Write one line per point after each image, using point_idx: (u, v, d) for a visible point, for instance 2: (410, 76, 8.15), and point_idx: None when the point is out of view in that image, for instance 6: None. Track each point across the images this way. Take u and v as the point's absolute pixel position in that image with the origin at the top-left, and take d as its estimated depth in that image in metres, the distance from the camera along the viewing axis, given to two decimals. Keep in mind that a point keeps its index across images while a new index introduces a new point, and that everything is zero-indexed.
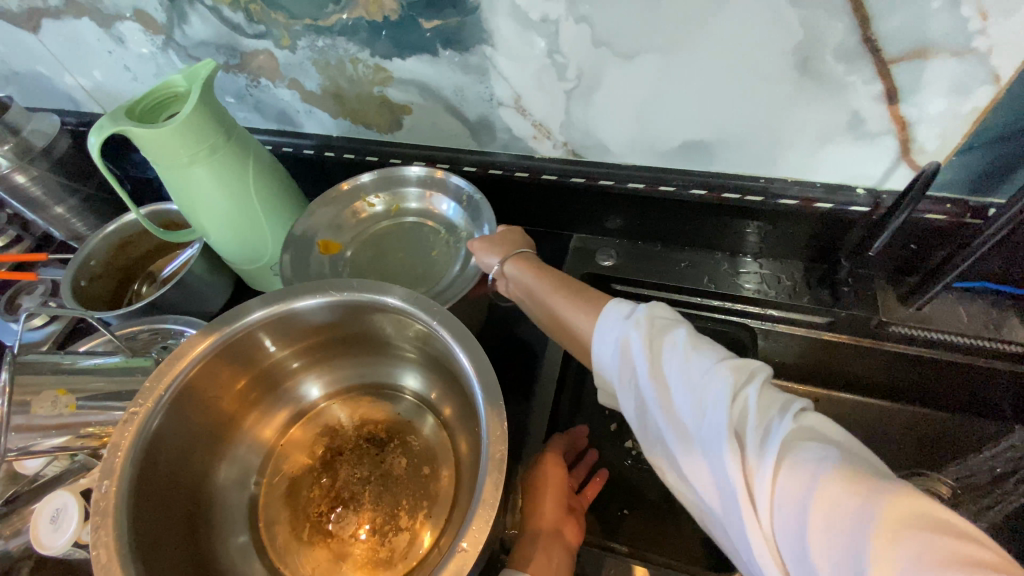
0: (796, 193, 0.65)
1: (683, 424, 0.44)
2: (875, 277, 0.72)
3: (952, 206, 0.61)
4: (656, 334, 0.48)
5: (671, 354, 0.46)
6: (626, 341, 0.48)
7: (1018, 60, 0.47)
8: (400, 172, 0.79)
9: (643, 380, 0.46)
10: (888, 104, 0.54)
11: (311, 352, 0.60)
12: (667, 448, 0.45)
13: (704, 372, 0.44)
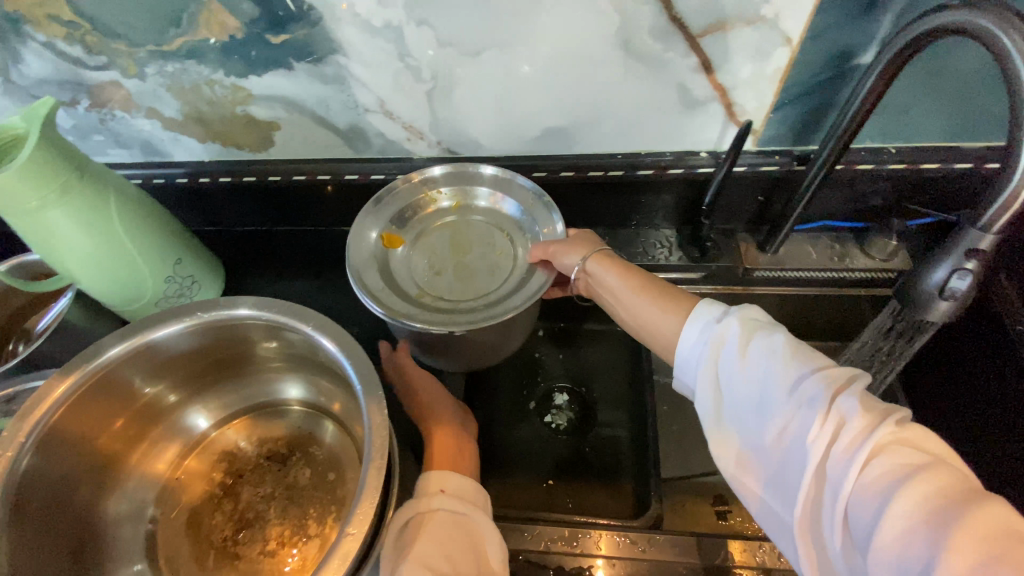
0: (652, 163, 0.71)
1: (762, 416, 0.45)
2: (737, 230, 0.80)
3: (780, 157, 0.69)
4: (755, 333, 0.49)
5: (765, 350, 0.47)
6: (722, 338, 0.50)
7: (799, 23, 0.55)
8: (473, 168, 0.71)
9: (732, 373, 0.48)
10: (706, 73, 0.60)
11: (190, 381, 0.61)
12: (741, 436, 0.47)
13: (800, 371, 0.45)
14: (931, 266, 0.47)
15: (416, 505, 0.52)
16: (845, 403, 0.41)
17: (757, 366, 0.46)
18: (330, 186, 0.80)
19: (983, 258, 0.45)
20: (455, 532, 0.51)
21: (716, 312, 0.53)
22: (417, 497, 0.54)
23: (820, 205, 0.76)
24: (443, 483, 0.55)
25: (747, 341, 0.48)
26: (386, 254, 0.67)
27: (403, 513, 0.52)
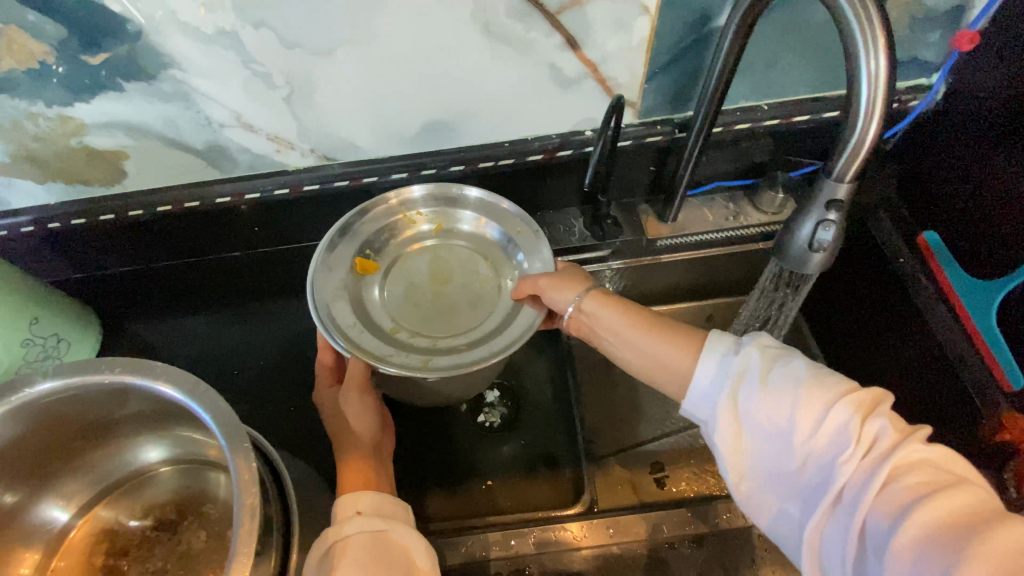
0: (540, 146, 0.69)
1: (784, 441, 0.43)
2: (637, 201, 0.81)
3: (662, 127, 0.69)
4: (774, 357, 0.47)
5: (787, 376, 0.45)
6: (739, 367, 0.47)
7: None
8: (457, 190, 0.66)
9: (749, 400, 0.45)
10: (573, 50, 0.59)
11: (33, 473, 0.55)
12: (759, 462, 0.45)
13: (825, 395, 0.43)
14: (796, 219, 0.48)
15: (333, 535, 0.49)
16: (872, 427, 0.41)
17: (780, 392, 0.44)
18: (203, 213, 0.73)
19: (842, 208, 0.46)
20: (378, 550, 0.48)
21: (729, 341, 0.51)
22: (334, 526, 0.50)
23: (709, 167, 0.77)
24: (361, 506, 0.51)
25: (768, 367, 0.46)
26: (359, 282, 0.62)
27: (319, 545, 0.48)
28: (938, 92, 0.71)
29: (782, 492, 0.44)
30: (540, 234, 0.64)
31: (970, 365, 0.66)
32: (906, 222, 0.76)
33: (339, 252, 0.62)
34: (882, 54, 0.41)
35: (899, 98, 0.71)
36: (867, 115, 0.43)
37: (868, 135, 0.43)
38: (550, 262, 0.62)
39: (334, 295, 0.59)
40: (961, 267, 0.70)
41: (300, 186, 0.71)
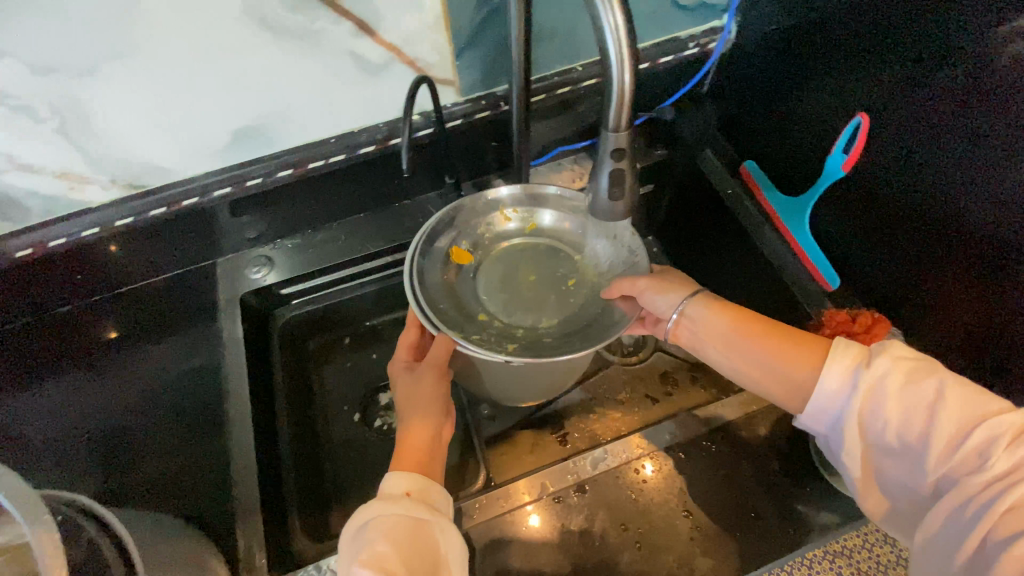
0: (368, 138, 0.68)
1: (914, 452, 0.46)
2: (489, 175, 0.82)
3: (487, 102, 0.70)
4: (915, 374, 0.47)
5: (924, 394, 0.46)
6: (869, 379, 0.48)
7: None
8: (545, 189, 0.69)
9: (875, 413, 0.48)
10: (367, 36, 0.57)
11: None
12: (888, 470, 0.48)
13: (961, 412, 0.44)
14: (594, 176, 0.48)
15: (386, 507, 0.50)
16: (1019, 449, 0.41)
17: (910, 409, 0.46)
18: (7, 269, 0.66)
19: (627, 155, 0.46)
20: (416, 538, 0.49)
21: (862, 350, 0.51)
22: (391, 498, 0.52)
23: (545, 133, 0.80)
24: (418, 489, 0.53)
25: (901, 378, 0.47)
26: (454, 273, 0.66)
27: (371, 510, 0.50)
28: (731, 32, 0.76)
29: (909, 491, 0.48)
30: (629, 232, 0.66)
31: (792, 273, 0.73)
32: (730, 156, 0.83)
33: (441, 245, 0.67)
34: (619, 8, 0.40)
35: (698, 43, 0.76)
36: (617, 62, 0.41)
37: (624, 81, 0.42)
38: (639, 256, 0.64)
39: (434, 282, 0.64)
40: (777, 190, 0.77)
41: (111, 224, 0.66)
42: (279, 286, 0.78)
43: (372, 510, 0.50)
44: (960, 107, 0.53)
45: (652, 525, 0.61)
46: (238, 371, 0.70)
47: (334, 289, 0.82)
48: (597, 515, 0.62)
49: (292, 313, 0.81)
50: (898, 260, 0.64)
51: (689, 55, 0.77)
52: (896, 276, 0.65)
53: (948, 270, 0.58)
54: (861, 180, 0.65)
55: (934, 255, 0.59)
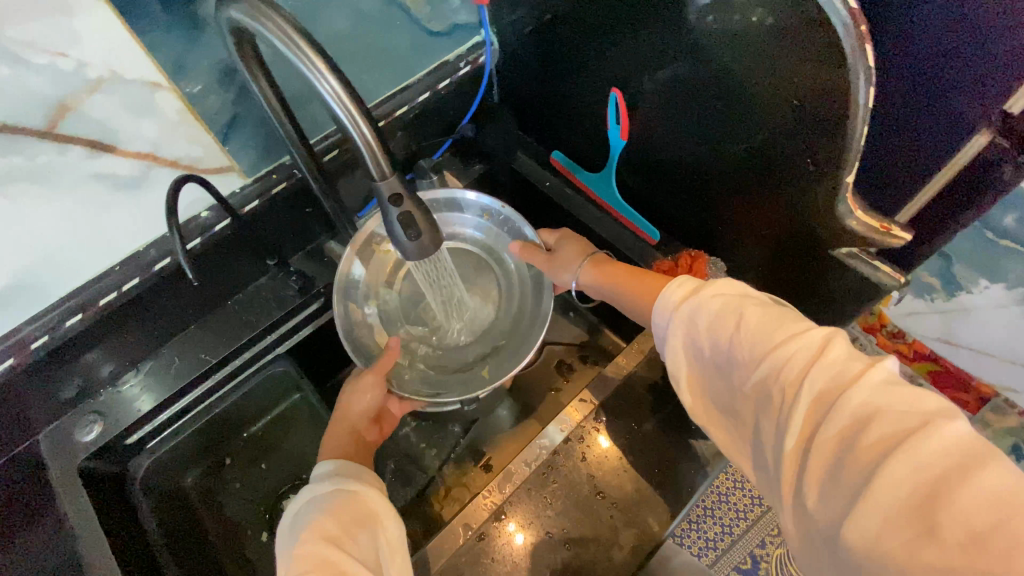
0: (158, 252, 0.61)
1: (728, 379, 0.44)
2: (318, 239, 0.78)
3: (277, 173, 0.67)
4: (729, 305, 0.46)
5: (732, 320, 0.45)
6: (686, 312, 0.48)
7: (137, 67, 0.56)
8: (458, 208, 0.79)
9: (694, 345, 0.47)
10: (107, 154, 0.58)
11: None
12: (717, 398, 0.46)
13: (759, 334, 0.43)
14: (390, 226, 0.48)
15: (323, 487, 0.53)
16: (826, 372, 0.38)
17: (717, 334, 0.45)
18: None
19: (405, 196, 0.47)
20: (352, 507, 0.51)
21: (691, 286, 0.51)
22: (324, 480, 0.54)
23: (359, 184, 0.79)
24: (342, 473, 0.56)
25: (709, 309, 0.47)
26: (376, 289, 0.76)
27: (307, 492, 0.53)
28: (494, 42, 0.80)
29: (736, 421, 0.44)
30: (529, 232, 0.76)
31: (624, 238, 0.78)
32: (540, 150, 0.87)
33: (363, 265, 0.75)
34: (331, 74, 0.42)
35: (467, 60, 0.79)
36: (350, 120, 0.43)
37: (365, 134, 0.44)
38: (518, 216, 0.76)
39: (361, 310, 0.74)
40: (587, 169, 0.82)
41: None
42: (124, 437, 0.69)
43: (307, 493, 0.53)
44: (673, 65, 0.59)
45: (578, 521, 0.60)
46: (99, 551, 0.61)
47: (187, 417, 0.73)
48: (522, 534, 0.59)
49: (148, 460, 0.72)
50: (694, 201, 0.70)
51: (464, 73, 0.79)
52: (700, 215, 0.71)
53: (724, 180, 0.64)
54: (639, 146, 0.71)
55: (714, 187, 0.66)
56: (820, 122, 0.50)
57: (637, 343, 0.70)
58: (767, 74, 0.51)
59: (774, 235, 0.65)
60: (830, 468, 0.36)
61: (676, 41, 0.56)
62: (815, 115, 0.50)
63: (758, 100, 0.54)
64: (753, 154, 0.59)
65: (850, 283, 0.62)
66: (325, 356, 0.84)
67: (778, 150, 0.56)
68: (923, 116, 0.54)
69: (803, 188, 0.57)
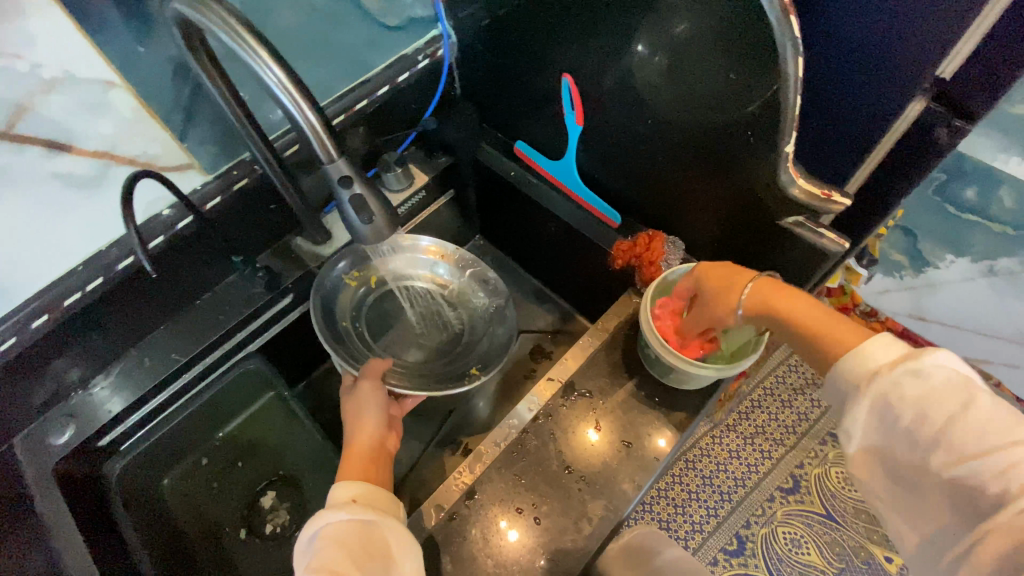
0: (120, 251, 0.61)
1: (916, 461, 0.42)
2: (285, 238, 0.79)
3: (238, 170, 0.67)
4: (954, 385, 0.42)
5: (955, 401, 0.41)
6: (889, 379, 0.44)
7: (92, 73, 0.67)
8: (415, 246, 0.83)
9: (905, 413, 0.43)
10: (62, 150, 0.64)
11: None
12: (896, 468, 0.44)
13: (988, 428, 0.39)
14: (344, 210, 0.50)
15: (334, 518, 0.49)
16: None
17: (926, 407, 0.42)
18: None
19: (355, 179, 0.49)
20: (364, 537, 0.48)
21: (901, 351, 0.45)
22: (341, 507, 0.51)
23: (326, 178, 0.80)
24: (364, 497, 0.52)
25: (927, 381, 0.42)
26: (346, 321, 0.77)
27: (320, 519, 0.49)
28: (450, 36, 0.81)
29: (907, 499, 0.44)
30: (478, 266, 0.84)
31: (586, 222, 0.80)
32: (503, 142, 0.89)
33: (329, 291, 0.77)
34: (273, 62, 0.43)
35: (425, 54, 0.81)
36: (294, 106, 0.44)
37: (311, 119, 0.45)
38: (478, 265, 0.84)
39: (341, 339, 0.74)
40: (549, 158, 0.83)
41: None
42: (93, 439, 0.68)
43: (321, 520, 0.49)
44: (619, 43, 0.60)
45: (549, 496, 0.62)
46: (75, 552, 0.61)
47: (158, 419, 0.73)
48: (494, 512, 0.60)
49: (123, 463, 0.71)
50: (647, 181, 0.72)
51: (422, 67, 0.81)
52: (654, 195, 0.73)
53: (673, 162, 0.67)
54: (596, 132, 0.72)
55: (664, 166, 0.68)
56: (757, 99, 0.52)
57: (599, 323, 0.73)
58: (690, 53, 0.55)
59: (722, 211, 0.67)
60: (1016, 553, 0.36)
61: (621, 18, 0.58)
62: (750, 90, 0.52)
63: (691, 80, 0.57)
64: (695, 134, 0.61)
65: (798, 253, 0.63)
66: (299, 353, 0.85)
67: (712, 128, 0.59)
68: (861, 90, 0.55)
69: (746, 162, 0.59)
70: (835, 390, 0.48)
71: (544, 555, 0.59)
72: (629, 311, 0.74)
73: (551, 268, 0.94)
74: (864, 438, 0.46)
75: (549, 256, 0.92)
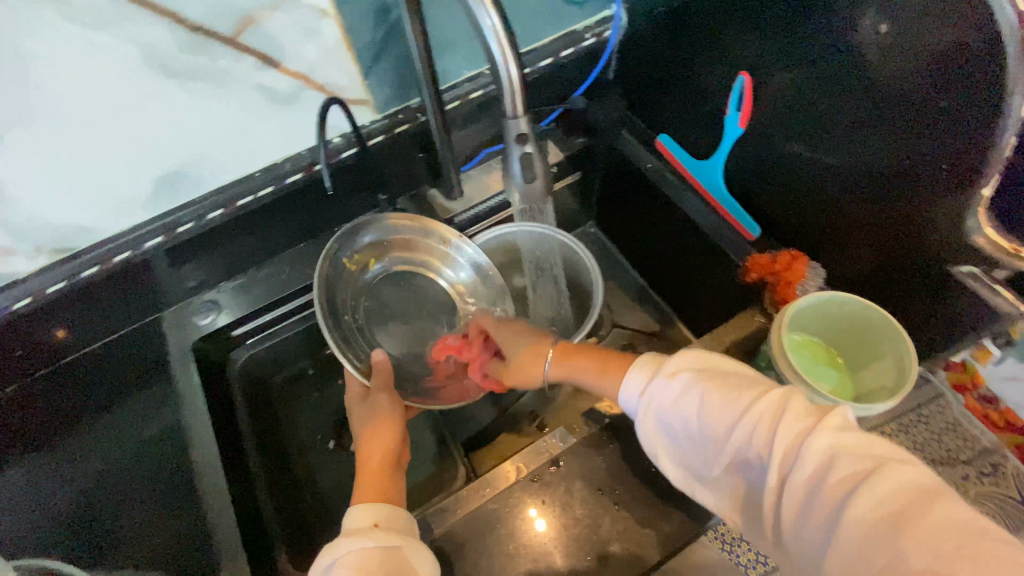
0: (293, 166, 0.70)
1: (724, 461, 0.47)
2: (422, 186, 0.84)
3: (404, 114, 0.73)
4: (674, 387, 0.51)
5: (689, 400, 0.50)
6: (653, 391, 0.52)
7: None
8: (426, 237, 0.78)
9: (705, 425, 0.48)
10: (272, 67, 0.59)
11: None
12: (688, 459, 0.51)
13: (721, 403, 0.48)
14: (508, 162, 0.52)
15: (355, 544, 0.49)
16: (788, 426, 0.44)
17: (713, 412, 0.48)
18: None
19: (531, 138, 0.50)
20: (386, 562, 0.48)
21: (655, 365, 0.54)
22: (358, 533, 0.50)
23: (471, 137, 0.83)
24: (383, 520, 0.52)
25: (715, 391, 0.49)
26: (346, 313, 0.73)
27: (339, 546, 0.49)
28: (622, 18, 0.81)
29: (721, 489, 0.49)
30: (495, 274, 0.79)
31: (720, 229, 0.77)
32: (645, 134, 0.88)
33: (334, 277, 0.72)
34: (494, 11, 0.43)
35: (592, 33, 0.81)
36: (501, 58, 0.45)
37: (513, 74, 0.46)
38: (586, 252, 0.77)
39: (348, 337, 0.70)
40: (693, 157, 0.81)
41: (44, 292, 0.64)
42: (229, 328, 0.76)
43: (335, 549, 0.49)
44: (853, 40, 0.54)
45: (629, 489, 0.62)
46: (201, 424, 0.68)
47: (284, 324, 0.80)
48: (574, 487, 0.62)
49: (248, 353, 0.79)
50: (807, 196, 0.68)
51: (587, 45, 0.81)
52: (808, 213, 0.69)
53: (834, 183, 0.64)
54: (757, 136, 0.70)
55: (830, 181, 0.64)
56: (972, 124, 0.48)
57: (716, 334, 0.70)
58: (909, 67, 0.50)
59: (890, 242, 0.61)
60: (806, 505, 0.42)
61: (836, 22, 0.55)
62: (968, 116, 0.48)
63: (902, 94, 0.52)
64: (884, 157, 0.57)
65: (960, 305, 0.58)
66: None
67: (900, 152, 0.55)
68: None
69: (931, 194, 0.55)
70: (646, 428, 0.52)
71: (616, 542, 0.60)
72: (749, 332, 0.70)
73: (662, 269, 0.92)
74: (679, 444, 0.51)
75: (663, 257, 0.90)
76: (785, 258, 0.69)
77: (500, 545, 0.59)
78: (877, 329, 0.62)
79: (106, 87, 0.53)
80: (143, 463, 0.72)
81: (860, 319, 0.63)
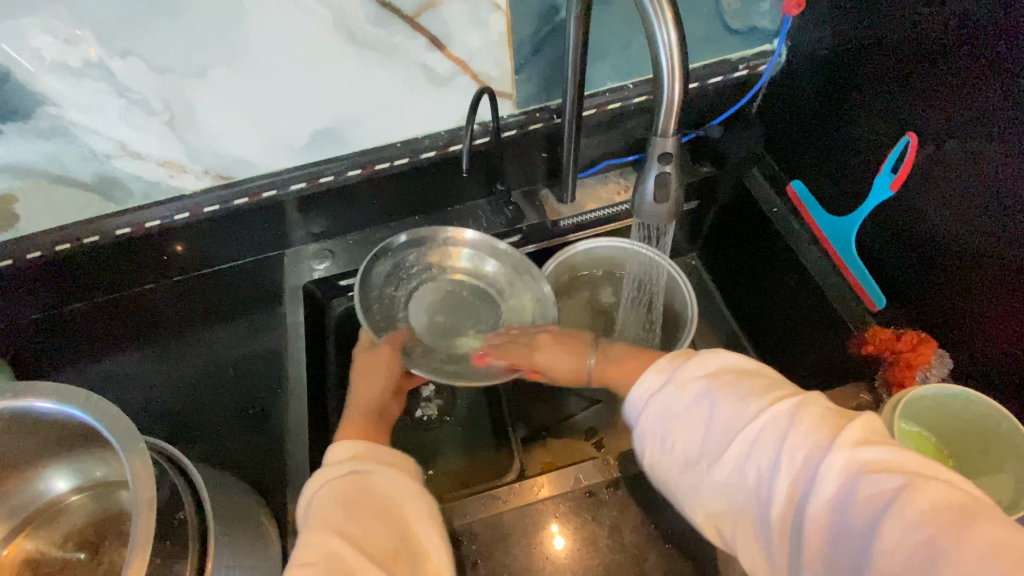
0: (430, 144, 0.74)
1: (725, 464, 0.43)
2: (538, 184, 0.85)
3: (541, 114, 0.75)
4: (672, 401, 0.48)
5: (682, 401, 0.47)
6: (645, 397, 0.50)
7: None
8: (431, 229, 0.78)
9: (709, 439, 0.45)
10: (438, 50, 0.64)
11: None
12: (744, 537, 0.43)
13: (718, 403, 0.45)
14: (643, 179, 0.52)
15: (330, 472, 0.51)
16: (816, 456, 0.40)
17: (719, 413, 0.45)
18: (110, 247, 0.73)
19: (674, 159, 0.50)
20: (358, 493, 0.49)
21: (653, 364, 0.52)
22: (334, 464, 0.52)
23: (598, 147, 0.83)
24: (364, 452, 0.54)
25: (719, 393, 0.46)
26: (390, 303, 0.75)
27: (319, 476, 0.51)
28: (781, 55, 0.79)
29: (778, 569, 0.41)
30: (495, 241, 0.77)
31: (840, 293, 0.73)
32: (778, 176, 0.84)
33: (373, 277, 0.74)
34: (672, 25, 0.44)
35: (747, 65, 0.79)
36: (668, 75, 0.45)
37: (674, 93, 0.46)
38: (690, 287, 0.76)
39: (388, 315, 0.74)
40: (826, 210, 0.77)
41: (199, 210, 0.72)
42: (337, 278, 0.82)
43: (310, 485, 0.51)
44: None
45: (684, 531, 0.61)
46: (298, 358, 0.73)
47: None
48: (631, 515, 0.61)
49: (347, 305, 0.85)
50: (954, 280, 0.62)
51: (738, 76, 0.79)
52: (950, 297, 0.63)
53: (991, 273, 0.58)
54: (907, 203, 0.65)
55: (989, 269, 0.58)
56: None
57: None
58: None
59: None
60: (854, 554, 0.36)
61: None
62: None
63: None
64: None
65: None
66: None
67: None
68: None
69: None
70: (642, 439, 0.50)
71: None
72: (851, 404, 0.66)
73: (761, 319, 0.88)
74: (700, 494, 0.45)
75: (766, 307, 0.86)
76: (908, 337, 0.64)
77: (546, 550, 0.60)
78: (1004, 440, 0.56)
79: (298, 42, 0.60)
80: (241, 378, 0.80)
81: (988, 424, 0.57)
